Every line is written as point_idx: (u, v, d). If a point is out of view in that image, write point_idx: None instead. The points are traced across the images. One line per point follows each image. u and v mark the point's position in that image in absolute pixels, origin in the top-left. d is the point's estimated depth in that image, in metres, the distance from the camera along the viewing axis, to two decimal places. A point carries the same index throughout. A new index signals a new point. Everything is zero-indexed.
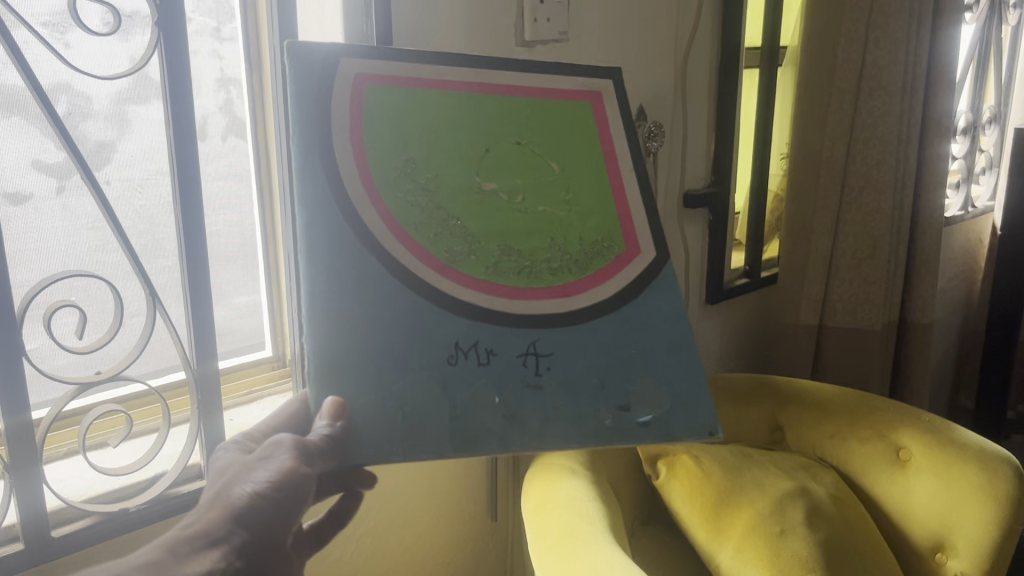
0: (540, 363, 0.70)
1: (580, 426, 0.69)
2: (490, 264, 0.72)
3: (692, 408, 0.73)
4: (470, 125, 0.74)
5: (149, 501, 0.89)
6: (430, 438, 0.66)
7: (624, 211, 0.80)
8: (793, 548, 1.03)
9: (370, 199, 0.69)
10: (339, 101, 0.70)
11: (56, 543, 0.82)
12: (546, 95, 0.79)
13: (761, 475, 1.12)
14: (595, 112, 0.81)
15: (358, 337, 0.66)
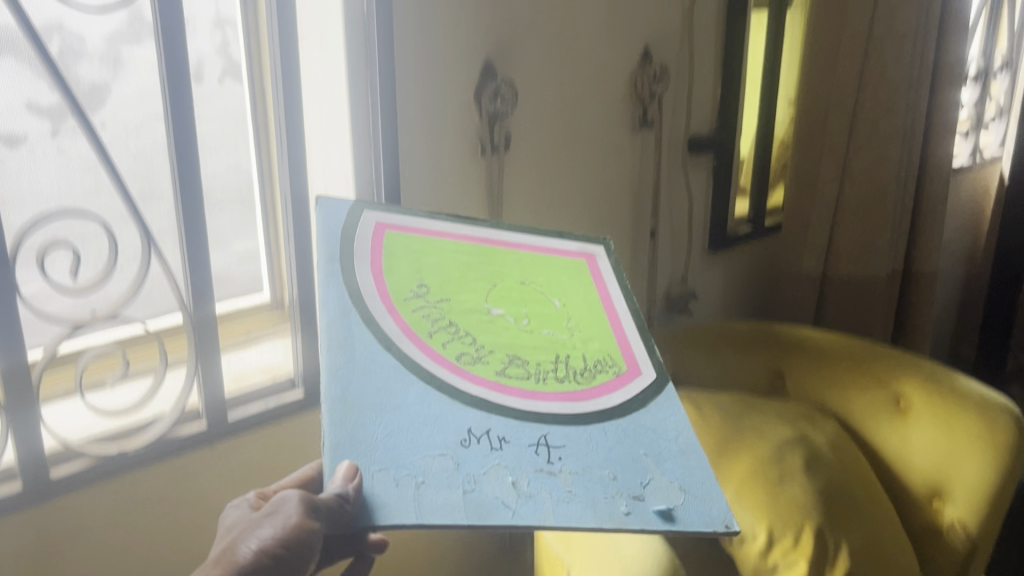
0: (553, 453, 0.61)
1: (596, 511, 0.57)
2: (501, 370, 0.68)
3: (705, 502, 0.60)
4: (480, 256, 0.80)
5: (148, 442, 0.89)
6: (442, 507, 0.54)
7: (629, 347, 0.76)
8: (791, 494, 1.03)
9: (386, 313, 0.70)
10: (363, 235, 0.78)
11: (56, 484, 0.83)
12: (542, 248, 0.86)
13: (760, 422, 1.13)
14: (591, 265, 0.86)
15: (362, 417, 0.60)
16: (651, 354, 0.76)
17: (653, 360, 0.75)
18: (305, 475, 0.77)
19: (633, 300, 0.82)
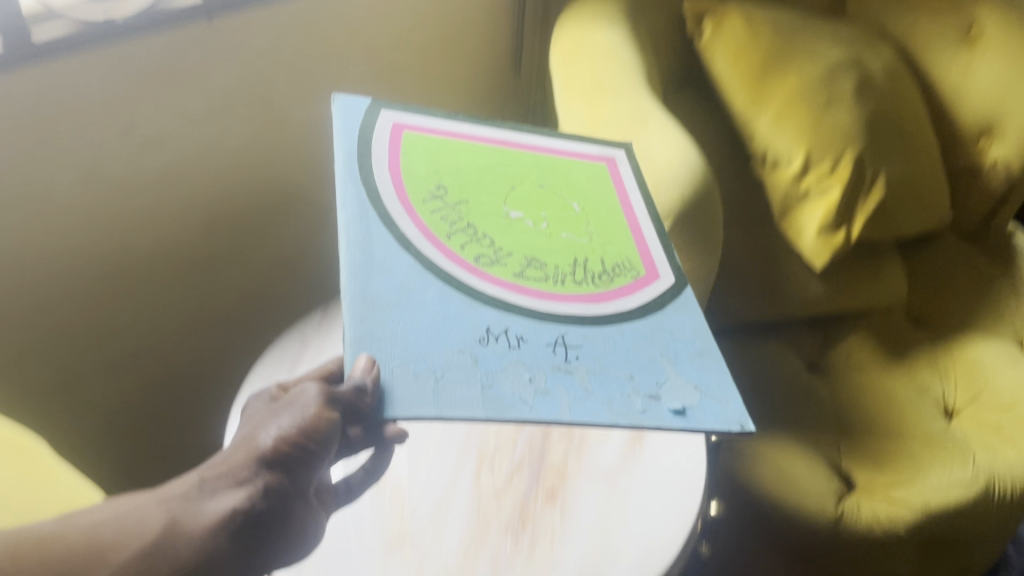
0: (571, 352, 0.53)
1: (613, 409, 0.49)
2: (517, 272, 0.58)
3: (720, 400, 0.52)
4: (496, 159, 0.69)
5: (139, 13, 0.80)
6: (459, 400, 0.47)
7: (646, 248, 0.66)
8: (836, 120, 0.97)
9: (404, 214, 0.60)
10: (376, 132, 0.67)
11: (39, 50, 0.75)
12: (566, 148, 0.74)
13: (814, 39, 1.01)
14: (613, 168, 0.74)
15: (381, 314, 0.51)
16: (668, 257, 0.65)
17: (671, 262, 0.65)
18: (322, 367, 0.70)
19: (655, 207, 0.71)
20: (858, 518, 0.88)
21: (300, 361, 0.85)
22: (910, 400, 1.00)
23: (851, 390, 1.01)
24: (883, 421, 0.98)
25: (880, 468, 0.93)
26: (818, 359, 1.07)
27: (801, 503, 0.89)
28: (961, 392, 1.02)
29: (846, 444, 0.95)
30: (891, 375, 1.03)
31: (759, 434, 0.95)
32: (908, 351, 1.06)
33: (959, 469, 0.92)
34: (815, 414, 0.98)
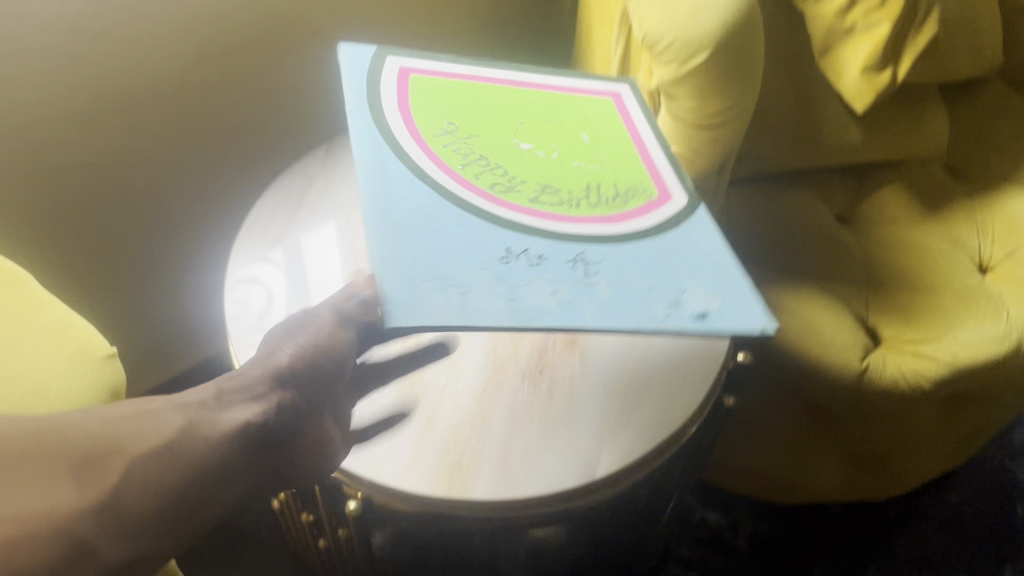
0: (591, 267, 0.49)
1: (636, 316, 0.46)
2: (535, 198, 0.55)
3: (743, 304, 0.49)
4: (505, 96, 0.64)
5: None
6: (483, 310, 0.44)
7: (656, 169, 0.61)
8: None
9: (419, 150, 0.57)
10: (381, 76, 0.63)
11: None
12: (574, 79, 0.69)
13: None
14: (621, 101, 0.68)
15: (406, 238, 0.49)
16: (677, 174, 0.61)
17: (684, 179, 0.60)
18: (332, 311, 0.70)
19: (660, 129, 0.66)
20: (884, 373, 0.85)
21: (303, 204, 0.79)
22: (945, 254, 0.96)
23: (882, 241, 0.98)
24: (915, 275, 0.94)
25: (909, 324, 0.89)
26: (847, 210, 1.04)
27: (826, 360, 0.85)
28: (997, 248, 0.99)
29: (874, 298, 0.92)
30: (924, 227, 1.00)
31: (785, 286, 0.91)
32: (945, 204, 1.03)
33: (991, 325, 0.89)
34: (846, 265, 0.94)
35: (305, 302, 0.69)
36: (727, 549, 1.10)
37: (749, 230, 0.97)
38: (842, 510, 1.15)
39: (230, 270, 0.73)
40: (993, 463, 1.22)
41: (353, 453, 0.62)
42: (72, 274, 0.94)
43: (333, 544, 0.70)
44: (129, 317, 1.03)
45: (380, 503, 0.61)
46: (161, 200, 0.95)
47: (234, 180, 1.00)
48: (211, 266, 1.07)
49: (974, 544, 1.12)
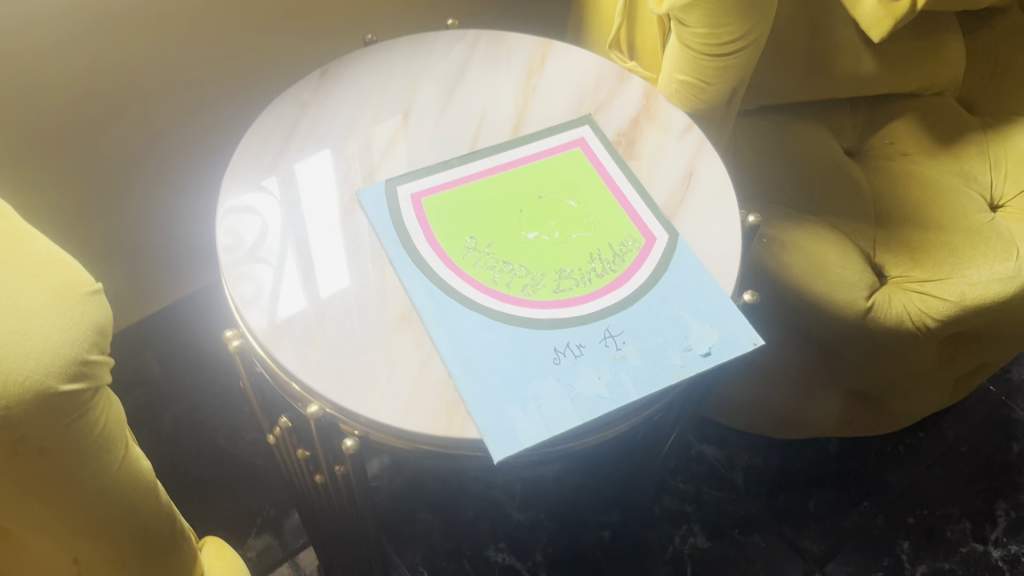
0: (619, 339, 0.63)
1: (665, 376, 0.61)
2: (558, 286, 0.66)
3: (734, 326, 0.63)
4: (497, 186, 0.72)
5: None
6: (559, 423, 0.58)
7: (637, 212, 0.71)
8: None
9: (453, 278, 0.66)
10: (393, 211, 0.69)
11: None
12: (538, 146, 0.75)
13: None
14: (586, 148, 0.75)
15: (480, 371, 0.61)
16: (654, 209, 0.71)
17: (660, 213, 0.71)
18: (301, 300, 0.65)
19: (628, 164, 0.75)
20: (888, 311, 0.84)
21: (296, 132, 0.75)
22: (956, 190, 0.94)
23: (891, 176, 0.96)
24: (925, 211, 0.92)
25: (915, 262, 0.88)
26: (857, 146, 1.02)
27: (829, 297, 0.84)
28: (1009, 184, 0.96)
29: (881, 234, 0.90)
30: (934, 163, 0.98)
31: (792, 220, 0.89)
32: (958, 138, 1.00)
33: (1000, 264, 0.86)
34: (854, 200, 0.92)
35: (300, 234, 0.68)
36: (723, 483, 1.11)
37: (757, 161, 0.94)
38: (839, 447, 1.15)
39: (222, 196, 0.70)
40: (993, 401, 1.21)
41: (349, 389, 0.60)
42: (62, 199, 0.91)
43: (328, 478, 0.69)
44: (120, 244, 1.01)
45: (377, 438, 0.61)
46: (151, 124, 0.92)
47: (228, 106, 0.97)
48: (203, 195, 1.04)
49: (967, 480, 1.13)
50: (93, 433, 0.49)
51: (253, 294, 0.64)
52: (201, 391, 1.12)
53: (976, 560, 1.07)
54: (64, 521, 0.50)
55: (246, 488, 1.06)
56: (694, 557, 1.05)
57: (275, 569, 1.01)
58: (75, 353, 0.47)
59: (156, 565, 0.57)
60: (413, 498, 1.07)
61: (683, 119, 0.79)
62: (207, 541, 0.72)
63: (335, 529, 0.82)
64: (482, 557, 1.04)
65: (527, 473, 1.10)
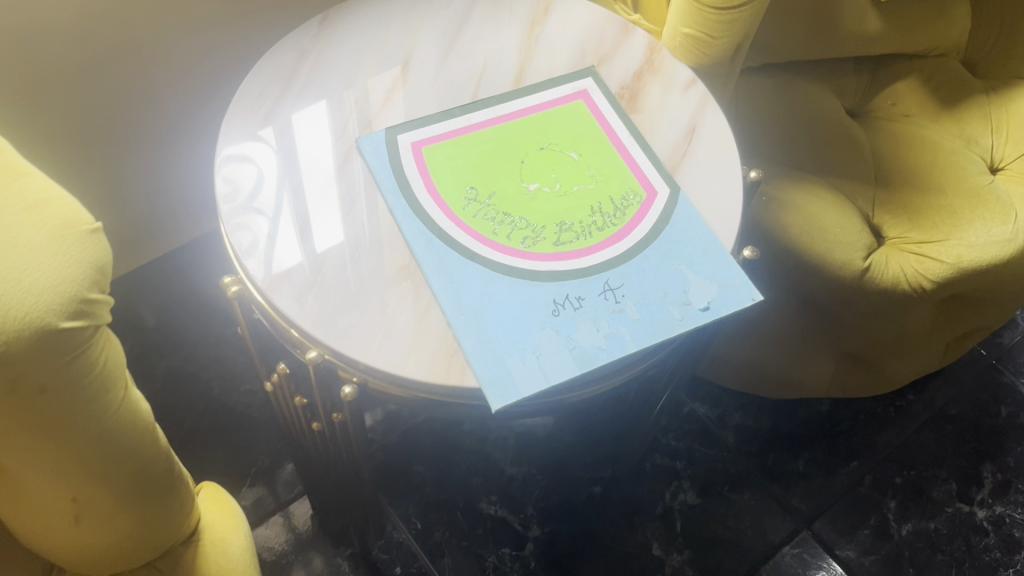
0: (618, 292, 0.63)
1: (663, 330, 0.61)
2: (557, 239, 0.66)
3: (733, 282, 0.63)
4: (498, 138, 0.71)
5: None
6: (557, 374, 0.58)
7: (639, 165, 0.71)
8: None
9: (452, 228, 0.65)
10: (395, 161, 0.69)
11: None
12: (538, 98, 0.74)
13: None
14: (588, 101, 0.75)
15: (479, 322, 0.61)
16: (655, 162, 0.71)
17: (661, 166, 0.71)
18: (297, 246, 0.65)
19: (629, 116, 0.75)
20: (885, 272, 0.84)
21: (293, 81, 0.74)
22: (957, 153, 0.94)
23: (892, 137, 0.95)
24: (926, 173, 0.92)
25: (913, 224, 0.88)
26: (859, 106, 1.01)
27: (827, 257, 0.84)
28: (1010, 148, 0.96)
29: (881, 195, 0.90)
30: (937, 126, 0.98)
31: (793, 178, 0.88)
32: (959, 101, 1.00)
33: (998, 227, 0.87)
34: (855, 160, 0.92)
35: (296, 185, 0.67)
36: (714, 441, 1.12)
37: (760, 120, 0.94)
38: (829, 408, 1.16)
39: (220, 145, 0.69)
40: (984, 365, 1.22)
41: (348, 336, 0.60)
42: (60, 145, 0.89)
43: (325, 426, 0.70)
44: (116, 193, 1.00)
45: (376, 386, 0.62)
46: (151, 72, 0.91)
47: (226, 54, 0.96)
48: (199, 143, 1.03)
49: (954, 443, 1.15)
50: (93, 373, 0.49)
51: (249, 245, 0.64)
52: (196, 342, 1.12)
53: (961, 520, 1.09)
54: (64, 460, 0.50)
55: (241, 438, 1.06)
56: (685, 512, 1.06)
57: (269, 518, 1.02)
58: (75, 291, 0.46)
59: (155, 507, 0.58)
60: (407, 450, 1.07)
61: (686, 74, 0.78)
62: (201, 485, 0.71)
63: (330, 478, 0.82)
64: (474, 509, 1.04)
65: (520, 427, 1.10)
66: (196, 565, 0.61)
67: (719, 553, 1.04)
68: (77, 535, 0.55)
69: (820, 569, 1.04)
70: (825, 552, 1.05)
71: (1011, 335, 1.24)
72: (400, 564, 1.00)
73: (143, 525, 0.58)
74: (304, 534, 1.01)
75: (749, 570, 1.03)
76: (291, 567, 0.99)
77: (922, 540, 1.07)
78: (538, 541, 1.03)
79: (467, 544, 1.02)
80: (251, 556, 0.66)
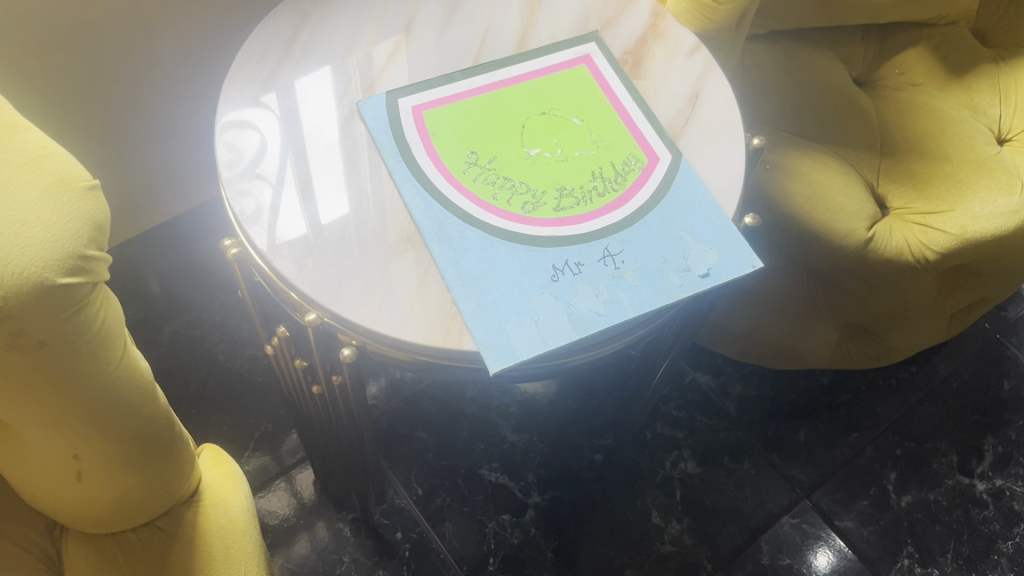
0: (617, 259, 0.63)
1: (662, 296, 0.61)
2: (557, 204, 0.66)
3: (734, 249, 0.63)
4: (498, 103, 0.71)
5: None
6: (556, 339, 0.58)
7: (640, 131, 0.70)
8: None
9: (452, 193, 0.65)
10: (395, 125, 0.68)
11: None
12: (540, 63, 0.74)
13: None
14: (590, 66, 0.74)
15: (478, 286, 0.61)
16: (656, 127, 0.71)
17: (663, 132, 0.71)
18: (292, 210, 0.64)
19: (632, 82, 0.74)
20: (889, 242, 0.84)
21: (294, 44, 0.74)
22: (964, 123, 0.93)
23: (899, 106, 0.95)
24: (932, 143, 0.91)
25: (918, 195, 0.87)
26: (866, 75, 1.01)
27: (831, 227, 0.83)
28: (1019, 118, 0.95)
29: (886, 165, 0.89)
30: (945, 96, 0.97)
31: (797, 147, 0.88)
32: (968, 71, 0.99)
33: (1004, 198, 0.86)
34: (860, 130, 0.91)
35: (296, 150, 0.67)
36: (715, 411, 1.12)
37: (765, 87, 0.93)
38: (831, 379, 1.16)
39: (220, 112, 0.69)
40: (989, 338, 1.21)
41: (346, 299, 0.61)
42: (62, 107, 0.89)
43: (326, 388, 0.70)
44: (118, 157, 1.00)
45: (375, 348, 0.62)
46: (152, 35, 0.90)
47: (228, 17, 0.95)
48: (202, 107, 1.03)
49: (956, 415, 1.15)
50: (92, 330, 0.49)
51: (253, 213, 0.63)
52: (201, 308, 1.12)
53: (961, 491, 1.09)
54: (65, 417, 0.51)
55: (245, 403, 1.07)
56: (685, 481, 1.07)
57: (272, 482, 1.03)
58: (73, 248, 0.47)
59: (156, 466, 0.58)
60: (410, 417, 1.08)
61: (690, 40, 0.78)
62: (203, 448, 0.70)
63: (332, 442, 0.83)
64: (476, 475, 1.05)
65: (523, 395, 1.11)
66: (196, 524, 0.62)
67: (719, 521, 1.04)
68: (79, 492, 0.56)
69: (819, 538, 1.04)
70: (825, 522, 1.05)
71: (1016, 309, 1.24)
72: (402, 529, 1.01)
73: (144, 483, 0.58)
74: (307, 498, 1.02)
75: (748, 538, 1.03)
76: (295, 531, 1.00)
77: (921, 511, 1.07)
78: (538, 508, 1.04)
79: (468, 510, 1.03)
80: (254, 519, 0.66)
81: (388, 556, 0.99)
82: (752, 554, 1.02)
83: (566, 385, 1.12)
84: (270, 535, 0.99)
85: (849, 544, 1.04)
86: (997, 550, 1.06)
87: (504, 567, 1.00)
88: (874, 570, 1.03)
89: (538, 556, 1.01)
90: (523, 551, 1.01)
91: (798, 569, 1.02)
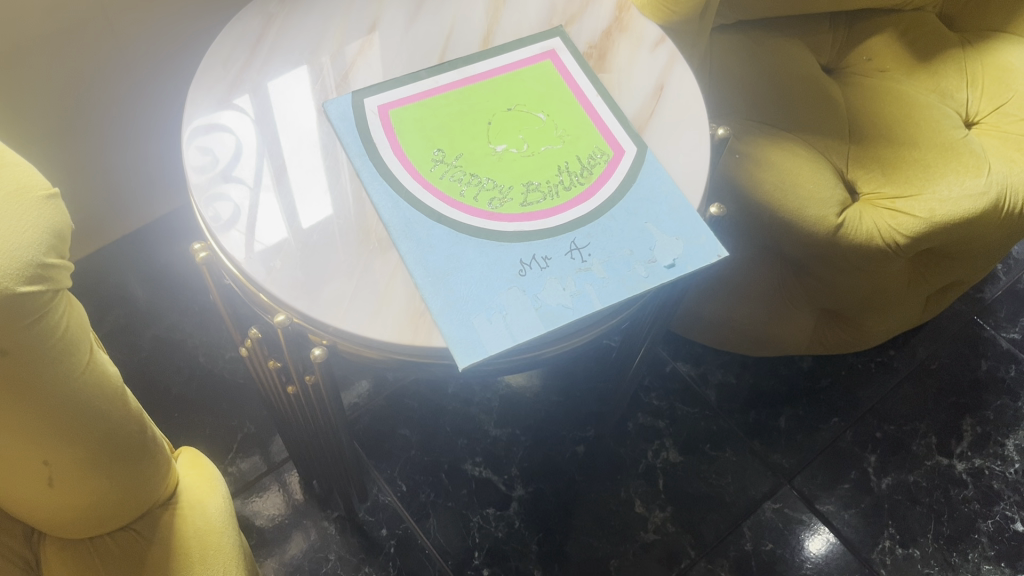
0: (584, 252, 0.63)
1: (628, 287, 0.61)
2: (524, 199, 0.66)
3: (699, 240, 0.63)
4: (464, 101, 0.71)
5: None
6: (523, 333, 0.59)
7: (606, 124, 0.71)
8: None
9: (418, 190, 0.66)
10: (362, 123, 0.69)
11: None
12: (507, 60, 0.74)
13: None
14: (555, 60, 0.75)
15: (446, 283, 0.61)
16: (622, 121, 0.71)
17: (629, 126, 0.71)
18: (263, 211, 0.64)
19: (597, 75, 0.75)
20: (858, 228, 0.84)
21: (262, 44, 0.74)
22: (931, 106, 0.94)
23: (867, 91, 0.96)
24: (900, 128, 0.92)
25: (887, 180, 0.88)
26: (833, 62, 1.01)
27: (800, 214, 0.84)
28: (986, 101, 0.96)
29: (855, 151, 0.90)
30: (912, 81, 0.98)
31: (765, 136, 0.89)
32: (935, 55, 1.00)
33: (971, 180, 0.87)
34: (828, 117, 0.92)
35: (269, 149, 0.67)
36: (696, 400, 1.13)
37: (733, 77, 0.93)
38: (811, 364, 1.17)
39: (189, 117, 0.69)
40: (965, 319, 1.22)
41: (315, 300, 0.61)
42: (28, 116, 0.90)
43: (300, 388, 0.70)
44: (88, 164, 1.00)
45: (346, 347, 0.63)
46: (117, 39, 0.90)
47: (192, 21, 0.95)
48: (172, 108, 1.03)
49: (934, 397, 1.16)
50: (56, 335, 0.50)
51: (229, 216, 0.64)
52: (180, 312, 1.13)
53: (941, 472, 1.10)
54: (31, 424, 0.51)
55: (226, 406, 1.07)
56: (666, 470, 1.07)
57: (258, 483, 1.03)
58: (33, 257, 0.47)
59: (128, 469, 0.59)
60: (392, 415, 1.09)
61: (655, 32, 0.79)
62: (181, 451, 0.71)
63: (312, 442, 0.83)
64: (459, 470, 1.06)
65: (505, 389, 1.11)
66: (173, 527, 0.62)
67: (701, 509, 1.05)
68: (52, 497, 0.57)
69: (802, 522, 1.05)
70: (806, 507, 1.06)
71: (992, 290, 1.25)
72: (387, 526, 1.02)
73: (118, 486, 0.59)
74: (293, 498, 1.02)
75: (730, 525, 1.04)
76: (281, 531, 1.00)
77: (901, 493, 1.09)
78: (521, 500, 1.05)
79: (452, 505, 1.03)
80: (232, 519, 0.66)
81: (374, 553, 1.00)
82: (735, 540, 1.03)
83: (548, 377, 1.13)
84: (257, 535, 1.00)
85: (831, 527, 1.05)
86: (977, 529, 1.07)
87: (488, 560, 1.00)
88: (856, 553, 1.04)
89: (523, 549, 1.02)
90: (507, 544, 1.02)
91: (781, 553, 1.03)
